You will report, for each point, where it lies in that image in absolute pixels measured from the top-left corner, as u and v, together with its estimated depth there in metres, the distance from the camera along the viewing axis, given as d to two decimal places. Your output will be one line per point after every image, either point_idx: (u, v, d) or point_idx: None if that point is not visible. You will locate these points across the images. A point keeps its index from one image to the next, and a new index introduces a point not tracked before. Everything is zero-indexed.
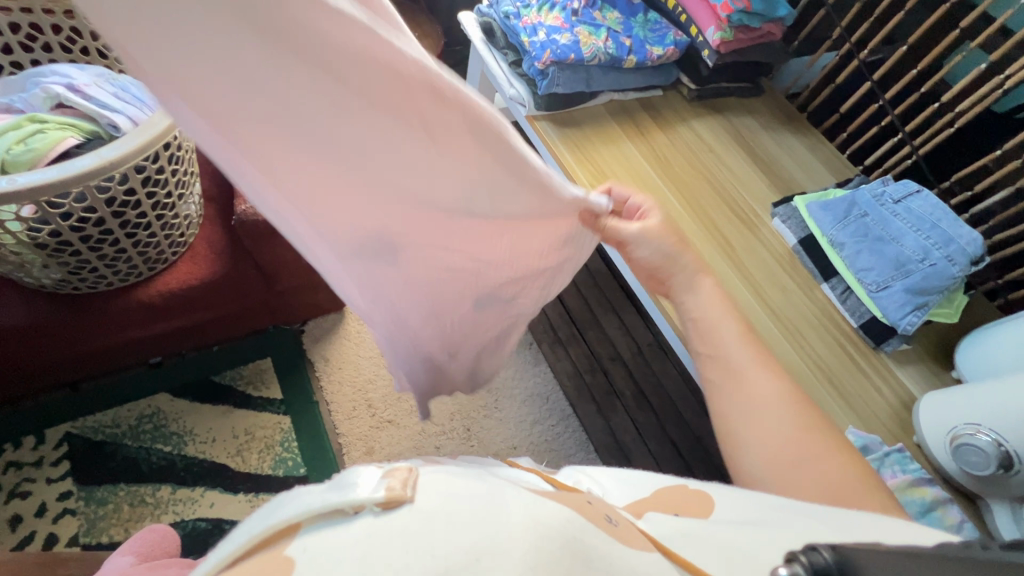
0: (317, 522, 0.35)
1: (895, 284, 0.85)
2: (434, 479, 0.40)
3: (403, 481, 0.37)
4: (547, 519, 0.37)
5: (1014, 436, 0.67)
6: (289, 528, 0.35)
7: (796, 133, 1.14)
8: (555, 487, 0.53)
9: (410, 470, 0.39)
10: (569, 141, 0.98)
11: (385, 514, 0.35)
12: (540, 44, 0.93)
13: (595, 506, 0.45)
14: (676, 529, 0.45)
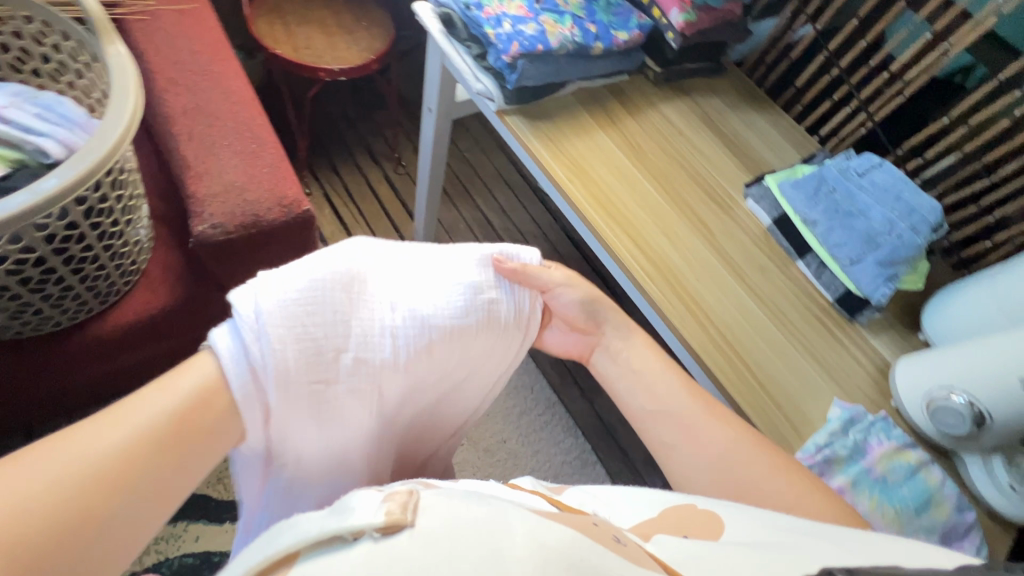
0: (316, 549, 0.40)
1: (866, 257, 0.88)
2: (434, 500, 0.42)
3: (397, 506, 0.41)
4: (546, 536, 0.40)
5: (986, 397, 0.72)
6: (292, 555, 0.40)
7: (759, 110, 1.15)
8: (561, 508, 0.54)
9: (409, 493, 0.42)
10: (543, 137, 0.95)
11: (384, 539, 0.39)
12: (506, 36, 0.90)
13: (602, 528, 0.47)
14: (688, 549, 0.45)
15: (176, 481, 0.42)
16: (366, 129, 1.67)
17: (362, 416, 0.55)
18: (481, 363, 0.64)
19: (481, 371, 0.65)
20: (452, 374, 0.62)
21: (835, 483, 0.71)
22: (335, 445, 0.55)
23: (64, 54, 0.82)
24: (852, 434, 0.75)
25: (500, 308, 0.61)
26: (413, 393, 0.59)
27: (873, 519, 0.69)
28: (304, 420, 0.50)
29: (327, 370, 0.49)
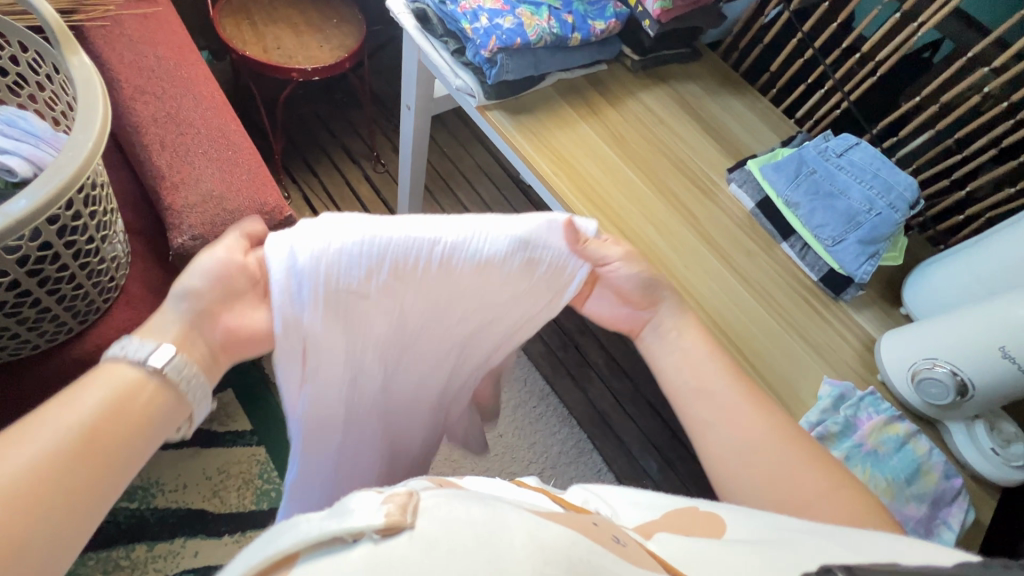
0: (314, 552, 0.38)
1: (848, 236, 0.90)
2: (435, 502, 0.41)
3: (398, 506, 0.39)
4: (545, 534, 0.39)
5: (967, 366, 0.74)
6: (289, 559, 0.38)
7: (736, 94, 1.16)
8: (566, 508, 0.54)
9: (408, 494, 0.40)
10: (526, 132, 0.94)
11: (385, 541, 0.37)
12: (484, 31, 0.88)
13: (600, 528, 0.47)
14: (687, 548, 0.47)
15: (101, 491, 0.40)
16: (343, 129, 1.65)
17: (388, 335, 0.65)
18: (512, 315, 0.69)
19: (511, 323, 0.70)
20: (475, 316, 0.68)
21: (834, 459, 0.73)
22: (358, 357, 0.65)
23: (22, 66, 0.79)
24: (842, 410, 0.77)
25: (543, 268, 0.65)
26: (432, 323, 0.67)
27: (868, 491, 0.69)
28: (335, 330, 0.59)
29: (347, 315, 0.59)
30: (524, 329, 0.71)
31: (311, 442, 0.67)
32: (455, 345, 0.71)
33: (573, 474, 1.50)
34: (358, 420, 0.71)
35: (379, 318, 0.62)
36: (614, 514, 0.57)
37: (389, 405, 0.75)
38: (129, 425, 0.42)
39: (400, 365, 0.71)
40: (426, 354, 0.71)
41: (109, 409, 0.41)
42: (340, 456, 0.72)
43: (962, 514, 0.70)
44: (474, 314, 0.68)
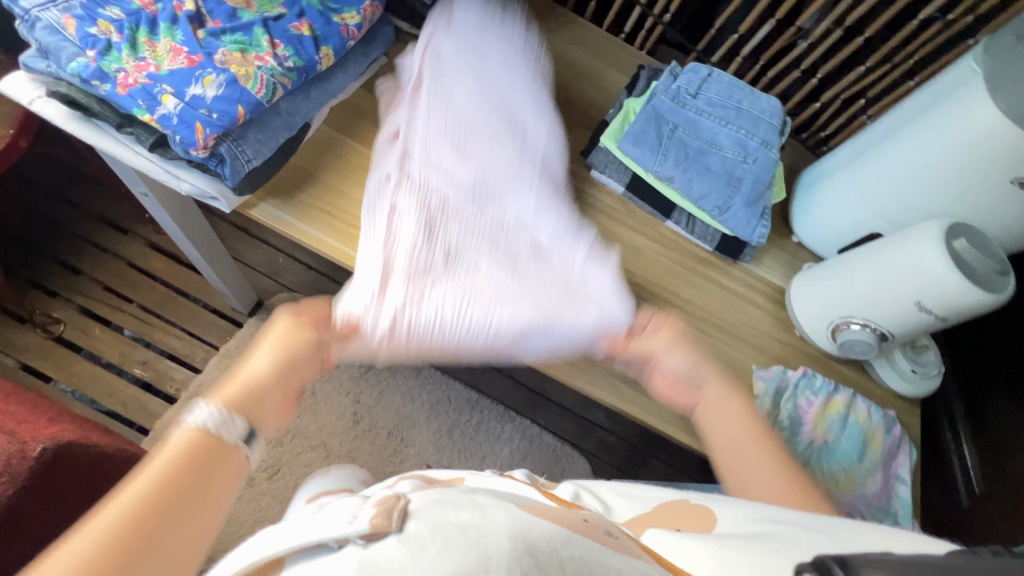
0: (299, 557, 0.40)
1: (734, 201, 0.77)
2: (427, 507, 0.43)
3: (383, 511, 0.41)
4: (527, 527, 0.40)
5: (885, 320, 0.71)
6: (277, 562, 0.41)
7: (552, 30, 0.93)
8: (558, 503, 0.54)
9: (397, 501, 0.42)
10: (324, 219, 0.67)
11: (370, 544, 0.39)
12: (178, 114, 0.53)
13: (591, 522, 0.46)
14: (673, 549, 0.45)
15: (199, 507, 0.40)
16: None
17: None
18: (553, 329, 0.63)
19: (517, 313, 0.62)
20: (560, 282, 0.64)
21: None
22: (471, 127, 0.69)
23: None
24: (780, 408, 0.72)
25: (575, 326, 0.63)
26: (553, 221, 0.68)
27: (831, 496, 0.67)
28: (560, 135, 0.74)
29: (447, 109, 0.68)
30: (547, 357, 0.66)
31: (517, 176, 0.69)
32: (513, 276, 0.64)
33: (531, 465, 1.45)
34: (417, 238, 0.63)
35: (578, 203, 0.69)
36: (607, 509, 0.60)
37: (478, 249, 0.65)
38: (203, 466, 0.41)
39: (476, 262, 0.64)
40: (469, 290, 0.62)
41: (187, 454, 0.41)
42: (416, 154, 0.67)
43: (908, 460, 0.72)
44: (563, 247, 0.67)
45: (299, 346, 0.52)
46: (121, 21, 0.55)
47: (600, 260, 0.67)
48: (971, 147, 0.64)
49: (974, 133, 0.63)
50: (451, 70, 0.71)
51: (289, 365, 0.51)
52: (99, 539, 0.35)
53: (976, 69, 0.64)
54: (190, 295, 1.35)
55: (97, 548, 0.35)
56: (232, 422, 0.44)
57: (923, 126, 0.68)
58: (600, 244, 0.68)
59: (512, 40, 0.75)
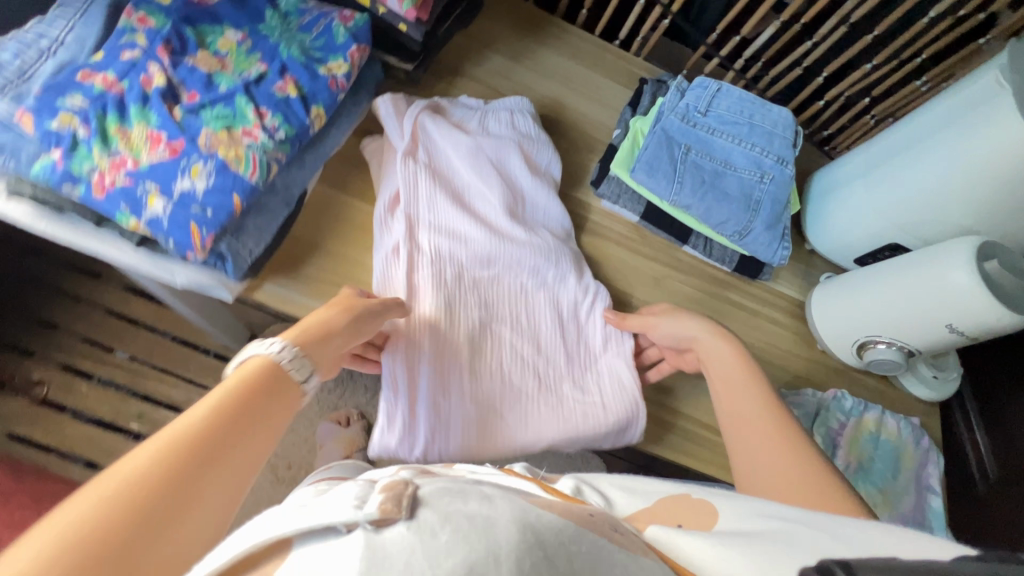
0: (304, 539, 0.28)
1: (754, 225, 0.74)
2: (437, 490, 0.30)
3: (390, 496, 0.29)
4: (536, 518, 0.30)
5: (911, 338, 0.70)
6: (280, 544, 0.28)
7: (545, 43, 0.87)
8: (555, 496, 0.41)
9: (405, 483, 0.30)
10: (333, 291, 0.63)
11: (383, 530, 0.27)
12: (168, 216, 0.47)
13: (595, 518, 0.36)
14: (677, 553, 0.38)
15: (238, 450, 0.33)
16: None
17: None
18: (579, 434, 0.62)
19: (542, 424, 0.61)
20: (579, 383, 0.65)
21: None
22: None
23: None
24: (815, 433, 0.71)
25: (602, 418, 0.63)
26: (566, 318, 0.68)
27: None
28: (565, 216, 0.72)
29: None
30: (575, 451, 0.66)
31: (530, 257, 0.67)
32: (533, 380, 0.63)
33: None
34: (442, 339, 0.60)
35: (589, 295, 0.69)
36: (609, 506, 0.48)
37: (499, 352, 0.63)
38: (265, 393, 0.37)
39: (499, 366, 0.62)
40: (494, 398, 0.61)
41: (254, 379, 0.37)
42: (426, 244, 0.63)
43: (937, 471, 0.73)
44: (578, 347, 0.67)
45: (361, 315, 0.50)
46: (84, 110, 0.48)
47: (618, 352, 0.67)
48: (999, 165, 0.63)
49: (1004, 150, 0.62)
50: (458, 152, 0.68)
51: (350, 325, 0.49)
52: (143, 463, 0.28)
53: (1006, 82, 0.61)
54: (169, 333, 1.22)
55: (162, 456, 0.29)
56: (302, 362, 0.40)
57: (948, 140, 0.66)
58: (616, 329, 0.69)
59: (517, 117, 0.73)
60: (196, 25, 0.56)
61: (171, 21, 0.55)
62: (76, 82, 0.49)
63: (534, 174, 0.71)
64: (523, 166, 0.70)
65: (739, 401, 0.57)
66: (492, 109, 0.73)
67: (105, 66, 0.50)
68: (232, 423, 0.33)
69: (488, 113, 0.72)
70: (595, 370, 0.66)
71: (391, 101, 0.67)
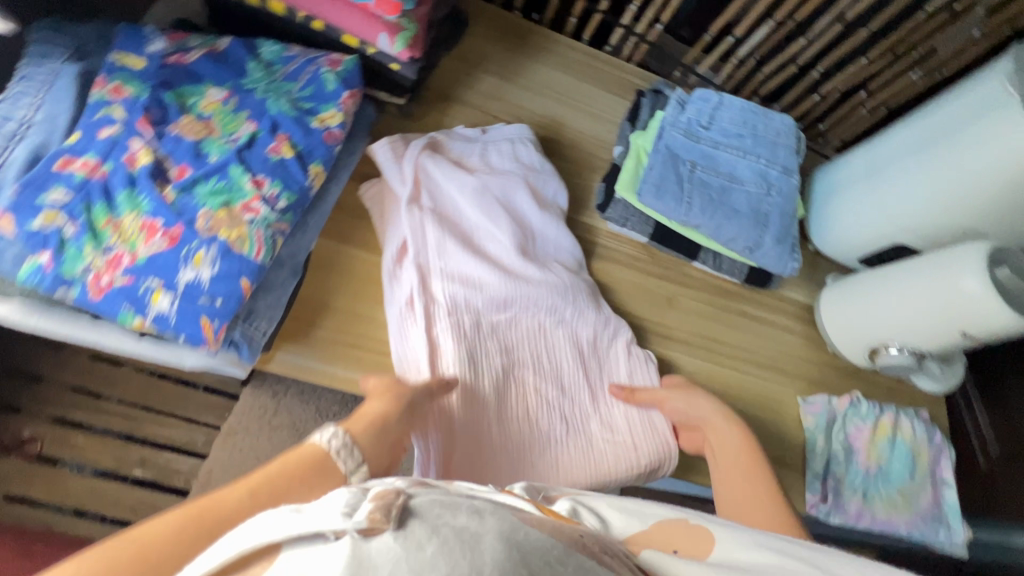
0: (294, 541, 0.27)
1: (765, 239, 0.73)
2: (430, 502, 0.30)
3: (379, 505, 0.28)
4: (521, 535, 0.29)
5: (921, 342, 0.71)
6: (268, 552, 0.27)
7: (536, 56, 0.84)
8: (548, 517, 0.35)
9: (398, 492, 0.29)
10: (347, 351, 0.60)
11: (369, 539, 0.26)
12: (176, 310, 0.44)
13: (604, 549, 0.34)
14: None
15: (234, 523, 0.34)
16: None
17: None
18: (609, 475, 0.62)
19: (573, 468, 0.61)
20: (608, 420, 0.64)
21: (851, 506, 0.70)
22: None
23: None
24: (832, 439, 0.73)
25: (630, 457, 0.63)
26: (587, 353, 0.67)
27: (891, 521, 0.70)
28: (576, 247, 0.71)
29: None
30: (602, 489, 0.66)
31: (548, 295, 0.65)
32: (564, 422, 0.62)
33: None
34: (469, 392, 0.58)
35: (608, 327, 0.69)
36: (606, 528, 0.40)
37: (525, 398, 0.62)
38: (303, 484, 0.36)
39: (527, 411, 0.61)
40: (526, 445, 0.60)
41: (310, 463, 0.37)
42: (441, 294, 0.61)
43: (950, 463, 0.75)
44: (602, 382, 0.67)
45: (406, 396, 0.49)
46: (68, 204, 0.44)
47: (641, 384, 0.68)
48: (1006, 172, 0.63)
49: (1011, 158, 0.62)
50: (463, 194, 0.65)
51: (402, 414, 0.47)
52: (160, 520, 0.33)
53: (1012, 89, 0.61)
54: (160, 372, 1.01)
55: (185, 517, 0.33)
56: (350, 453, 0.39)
57: (953, 144, 0.66)
58: (638, 360, 0.69)
59: (519, 147, 0.70)
60: (176, 88, 0.52)
61: (148, 87, 0.50)
62: (54, 171, 0.45)
63: (542, 208, 0.69)
64: (530, 199, 0.68)
65: (733, 461, 0.58)
66: (492, 140, 0.70)
67: (82, 149, 0.46)
68: (250, 502, 0.35)
69: (488, 144, 0.69)
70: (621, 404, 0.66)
71: (389, 146, 0.64)
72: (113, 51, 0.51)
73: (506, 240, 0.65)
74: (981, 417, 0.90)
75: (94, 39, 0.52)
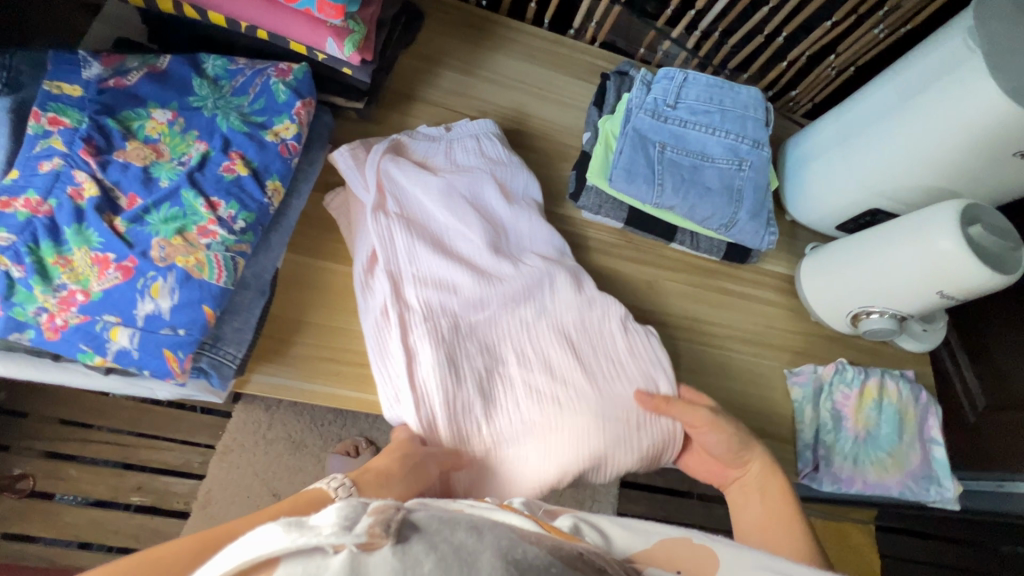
0: (295, 558, 0.29)
1: (739, 215, 0.72)
2: (429, 518, 0.33)
3: (379, 520, 0.31)
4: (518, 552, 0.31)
5: (901, 305, 0.72)
6: (268, 563, 0.29)
7: (496, 46, 0.81)
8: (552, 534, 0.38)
9: (395, 506, 0.32)
10: (326, 367, 0.59)
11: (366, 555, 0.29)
12: (139, 343, 0.44)
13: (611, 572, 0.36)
14: None
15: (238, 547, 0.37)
16: None
17: None
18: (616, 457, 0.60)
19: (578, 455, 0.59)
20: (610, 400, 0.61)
21: (844, 473, 0.71)
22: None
23: None
24: (820, 409, 0.73)
25: (633, 432, 0.61)
26: (575, 334, 0.65)
27: (883, 484, 0.71)
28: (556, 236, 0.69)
29: None
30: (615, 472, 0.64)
31: (523, 283, 0.64)
32: (561, 406, 0.59)
33: None
34: (452, 396, 0.57)
35: (598, 310, 0.66)
36: (607, 543, 0.44)
37: (515, 390, 0.60)
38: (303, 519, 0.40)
39: (519, 405, 0.59)
40: (521, 438, 0.58)
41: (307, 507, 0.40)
42: (415, 300, 0.60)
43: (938, 421, 0.76)
44: (599, 363, 0.64)
45: (409, 453, 0.50)
46: (12, 244, 0.42)
47: (637, 357, 0.65)
48: (973, 129, 0.63)
49: (979, 116, 0.62)
50: (429, 194, 0.64)
51: (405, 473, 0.48)
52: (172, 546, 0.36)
53: (976, 46, 0.61)
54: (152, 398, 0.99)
55: (195, 543, 0.36)
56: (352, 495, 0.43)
57: (920, 105, 0.66)
58: (631, 334, 0.66)
59: (483, 142, 0.69)
60: (118, 112, 0.50)
61: (87, 115, 0.48)
62: None
63: (510, 202, 0.67)
64: (498, 195, 0.67)
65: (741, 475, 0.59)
66: (456, 137, 0.69)
67: (23, 186, 0.44)
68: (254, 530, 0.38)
69: (452, 142, 0.68)
70: (623, 385, 0.63)
71: (350, 153, 0.63)
72: (45, 79, 0.48)
73: (474, 236, 0.64)
74: (967, 373, 0.90)
75: (26, 67, 0.49)
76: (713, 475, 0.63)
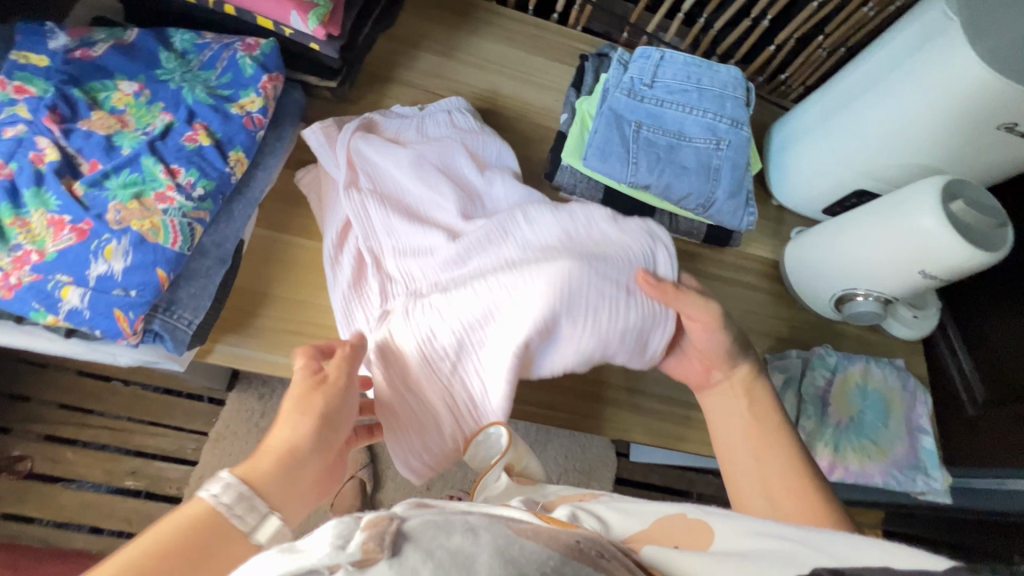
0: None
1: (717, 195, 0.71)
2: (424, 525, 0.31)
3: (373, 534, 0.29)
4: (517, 552, 0.30)
5: (887, 287, 0.69)
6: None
7: (475, 30, 0.82)
8: (548, 523, 0.37)
9: (393, 520, 0.30)
10: (292, 341, 0.59)
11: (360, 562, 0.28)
12: (91, 302, 0.44)
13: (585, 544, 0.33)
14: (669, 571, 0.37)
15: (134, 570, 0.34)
16: None
17: None
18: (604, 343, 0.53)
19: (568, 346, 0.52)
20: (600, 287, 0.52)
21: (823, 460, 0.69)
22: None
23: None
24: (801, 395, 0.71)
25: (621, 315, 0.53)
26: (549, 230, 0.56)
27: (865, 472, 0.69)
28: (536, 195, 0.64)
29: None
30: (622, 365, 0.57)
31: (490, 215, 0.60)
32: (537, 302, 0.50)
33: None
34: (419, 336, 0.53)
35: (578, 216, 0.57)
36: (606, 528, 0.44)
37: (484, 297, 0.53)
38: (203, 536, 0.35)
39: (489, 313, 0.52)
40: (497, 348, 0.52)
41: (190, 527, 0.35)
42: (395, 271, 0.59)
43: (927, 409, 0.73)
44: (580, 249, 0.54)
45: (325, 414, 0.44)
46: None
47: (621, 240, 0.56)
48: (957, 102, 0.61)
49: (962, 89, 0.60)
50: (399, 167, 0.63)
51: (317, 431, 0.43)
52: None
53: (957, 17, 0.59)
54: (146, 384, 1.00)
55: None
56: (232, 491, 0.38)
57: (900, 80, 0.64)
58: (615, 224, 0.57)
59: (456, 118, 0.69)
60: (84, 84, 0.51)
61: (53, 84, 0.50)
62: None
63: (484, 170, 0.65)
64: (471, 163, 0.65)
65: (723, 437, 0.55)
66: (428, 114, 0.69)
67: None
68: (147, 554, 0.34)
69: (424, 119, 0.68)
70: (609, 265, 0.53)
71: (319, 130, 0.63)
72: (14, 50, 0.50)
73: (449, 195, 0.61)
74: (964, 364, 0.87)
75: None
76: (689, 375, 0.60)
